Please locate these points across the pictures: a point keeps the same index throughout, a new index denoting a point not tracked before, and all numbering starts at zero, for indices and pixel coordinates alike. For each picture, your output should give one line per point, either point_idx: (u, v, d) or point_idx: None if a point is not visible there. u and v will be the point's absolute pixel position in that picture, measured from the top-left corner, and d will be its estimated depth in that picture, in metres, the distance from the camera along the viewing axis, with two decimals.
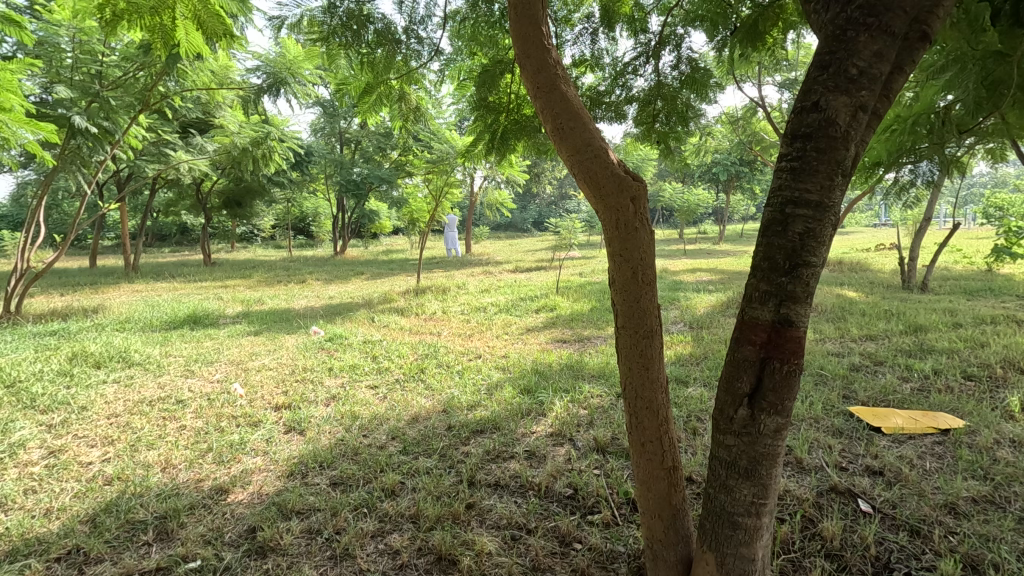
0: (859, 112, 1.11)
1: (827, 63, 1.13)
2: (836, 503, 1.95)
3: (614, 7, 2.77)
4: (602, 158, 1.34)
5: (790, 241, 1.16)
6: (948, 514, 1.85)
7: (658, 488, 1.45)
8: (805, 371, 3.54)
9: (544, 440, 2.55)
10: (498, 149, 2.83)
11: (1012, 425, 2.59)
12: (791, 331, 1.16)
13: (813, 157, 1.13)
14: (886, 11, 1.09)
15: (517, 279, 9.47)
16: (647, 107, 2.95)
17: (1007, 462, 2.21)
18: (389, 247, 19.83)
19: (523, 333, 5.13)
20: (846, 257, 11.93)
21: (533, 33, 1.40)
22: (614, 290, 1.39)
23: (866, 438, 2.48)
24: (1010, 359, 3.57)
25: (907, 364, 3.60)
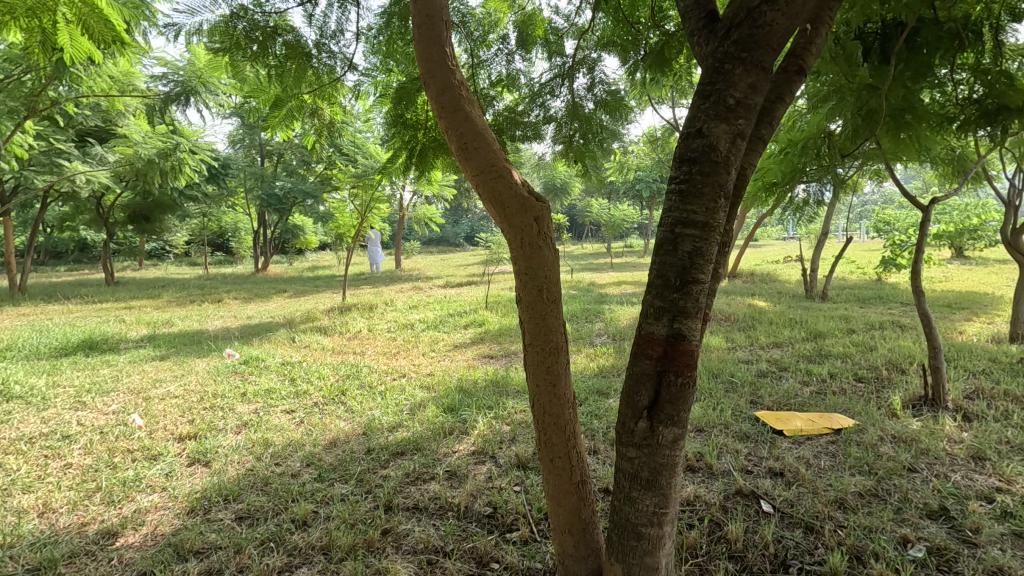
0: (738, 139, 1.19)
1: (708, 93, 1.21)
2: (740, 505, 2.05)
3: (529, 29, 2.89)
4: (506, 179, 1.36)
5: (680, 259, 1.22)
6: (837, 510, 2.00)
7: (568, 503, 1.46)
8: (717, 378, 3.72)
9: (465, 459, 2.53)
10: (417, 166, 2.81)
11: (893, 422, 2.85)
12: (683, 345, 1.22)
13: (699, 180, 1.20)
14: (757, 47, 1.18)
15: (447, 294, 9.43)
16: (564, 128, 3.04)
17: (889, 456, 2.42)
18: (316, 263, 19.17)
19: (450, 349, 5.09)
20: (759, 268, 12.78)
21: (437, 53, 1.41)
22: (520, 307, 1.41)
23: (770, 441, 2.63)
24: (894, 361, 3.94)
25: (807, 369, 3.88)
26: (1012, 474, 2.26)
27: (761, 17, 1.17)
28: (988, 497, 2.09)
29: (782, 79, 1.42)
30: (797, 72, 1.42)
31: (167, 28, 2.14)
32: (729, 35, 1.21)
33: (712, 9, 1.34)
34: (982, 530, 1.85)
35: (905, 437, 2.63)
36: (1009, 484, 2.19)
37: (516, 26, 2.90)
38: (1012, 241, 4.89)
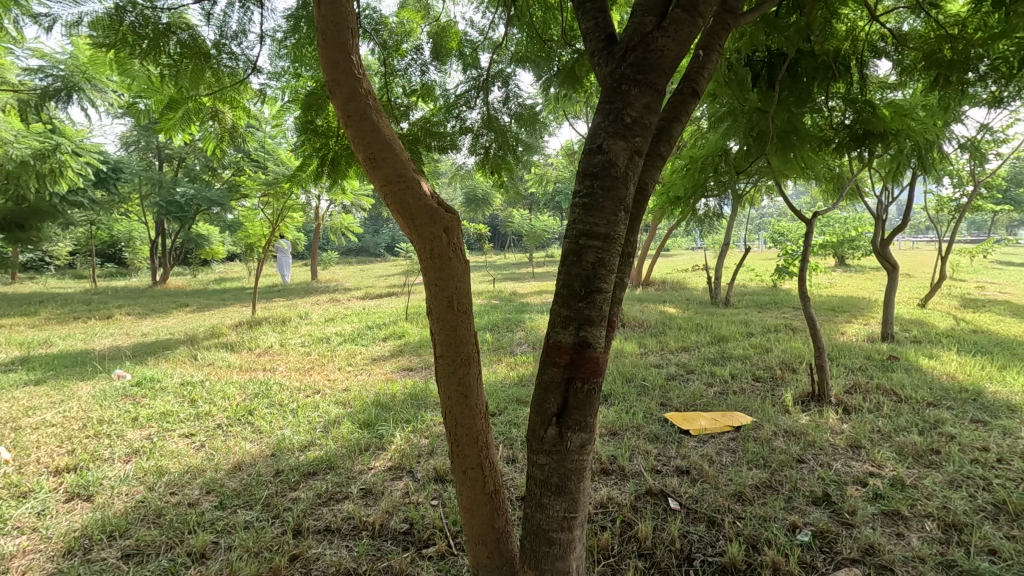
0: (635, 155, 1.26)
1: (608, 111, 1.27)
2: (649, 504, 2.14)
3: (444, 41, 2.91)
4: (415, 190, 1.35)
5: (584, 270, 1.26)
6: (736, 502, 2.14)
7: (481, 514, 1.46)
8: (630, 383, 3.88)
9: (381, 476, 2.46)
10: (329, 174, 2.70)
11: (785, 417, 3.10)
12: (589, 352, 1.26)
13: (600, 195, 1.25)
14: (650, 70, 1.25)
15: (367, 306, 9.17)
16: (480, 140, 3.05)
17: (781, 449, 2.63)
18: (223, 275, 17.98)
19: (368, 363, 4.94)
20: (671, 277, 13.49)
21: (343, 60, 1.37)
22: (431, 319, 1.40)
23: (678, 440, 2.77)
24: (787, 362, 4.29)
25: (711, 371, 4.13)
26: (882, 459, 2.52)
27: (654, 42, 1.25)
28: (862, 481, 2.32)
29: (678, 100, 1.52)
30: (691, 94, 1.53)
31: (38, 19, 1.95)
32: (626, 57, 1.29)
33: (611, 32, 1.41)
34: (857, 512, 2.06)
35: (795, 431, 2.87)
36: (880, 468, 2.45)
37: (430, 36, 2.90)
38: (881, 251, 5.49)
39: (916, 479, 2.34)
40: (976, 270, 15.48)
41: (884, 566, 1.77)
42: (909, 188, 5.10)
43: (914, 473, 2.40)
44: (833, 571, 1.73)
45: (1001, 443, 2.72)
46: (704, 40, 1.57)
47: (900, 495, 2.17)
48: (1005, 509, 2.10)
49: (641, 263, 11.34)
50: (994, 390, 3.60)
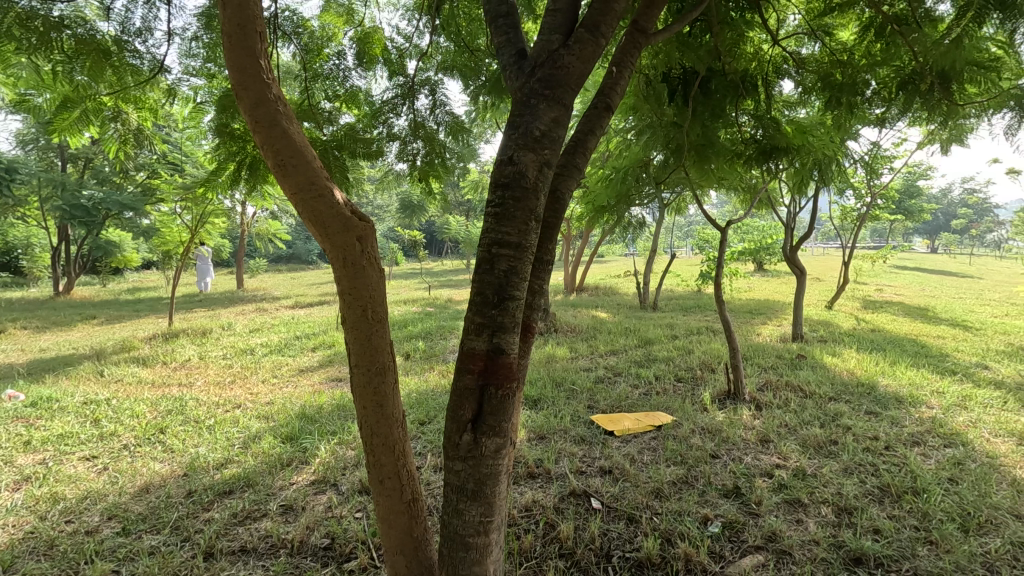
0: (544, 167, 1.31)
1: (518, 124, 1.31)
2: (572, 505, 2.21)
3: (369, 46, 2.89)
4: (327, 199, 1.33)
5: (497, 278, 1.29)
6: (654, 499, 2.23)
7: (399, 523, 1.46)
8: (560, 387, 3.96)
9: (303, 490, 2.39)
10: (247, 178, 2.59)
11: (703, 415, 3.26)
12: (502, 358, 1.29)
13: (511, 205, 1.28)
14: (558, 86, 1.31)
15: (296, 315, 8.84)
16: (408, 147, 3.03)
17: (698, 446, 2.77)
18: (138, 284, 16.79)
19: (294, 374, 4.76)
20: (604, 282, 13.88)
21: (250, 62, 1.29)
22: (345, 329, 1.38)
23: (603, 441, 2.86)
24: (706, 362, 4.53)
25: (637, 373, 4.29)
26: (787, 451, 2.71)
27: (560, 60, 1.31)
28: (769, 472, 2.49)
29: (592, 114, 1.60)
30: (605, 109, 1.61)
31: None
32: (535, 72, 1.33)
33: (522, 48, 1.46)
34: (762, 502, 2.20)
35: (711, 428, 3.03)
36: (785, 460, 2.63)
37: (353, 41, 2.87)
38: (791, 256, 5.91)
39: (816, 468, 2.53)
40: (876, 274, 16.93)
41: (784, 550, 1.90)
42: (814, 199, 5.52)
43: (814, 462, 2.60)
44: (739, 559, 1.85)
45: (889, 432, 2.99)
46: (617, 57, 1.65)
47: (801, 484, 2.35)
48: (889, 491, 2.32)
49: (575, 269, 11.58)
50: (886, 384, 3.96)
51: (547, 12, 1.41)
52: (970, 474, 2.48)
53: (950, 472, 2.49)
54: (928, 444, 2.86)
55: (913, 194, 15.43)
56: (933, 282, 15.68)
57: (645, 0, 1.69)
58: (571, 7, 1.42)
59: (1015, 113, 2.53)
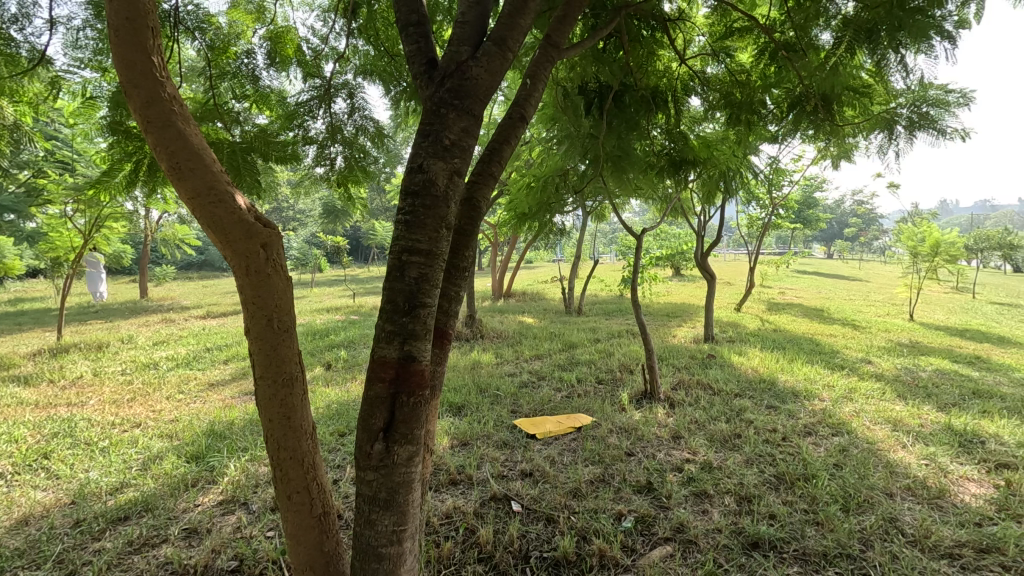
0: (454, 176, 1.33)
1: (428, 132, 1.32)
2: (493, 509, 2.23)
3: (281, 46, 2.79)
4: (228, 204, 1.27)
5: (407, 285, 1.29)
6: (572, 498, 2.30)
7: (308, 538, 1.42)
8: (485, 393, 3.98)
9: (209, 512, 2.25)
10: (146, 180, 2.42)
11: (621, 415, 3.40)
12: (414, 366, 1.30)
13: (421, 213, 1.29)
14: (467, 97, 1.33)
15: (207, 326, 8.31)
16: (325, 152, 2.94)
17: (615, 445, 2.88)
18: (21, 294, 15.14)
19: (204, 389, 4.49)
20: (531, 288, 14.08)
21: (141, 58, 1.20)
22: (249, 339, 1.33)
23: (525, 445, 2.92)
24: (626, 364, 4.72)
25: (560, 376, 4.40)
26: (696, 446, 2.88)
27: (468, 71, 1.33)
28: (679, 467, 2.63)
29: (507, 124, 1.64)
30: (519, 119, 1.65)
31: None
32: (444, 83, 1.35)
33: (432, 57, 1.48)
34: (672, 495, 2.32)
35: (628, 427, 3.16)
36: (694, 454, 2.79)
37: (264, 40, 2.76)
38: (703, 262, 6.28)
39: (721, 460, 2.71)
40: (780, 277, 18.30)
41: (690, 540, 2.02)
42: (722, 208, 5.91)
43: (720, 455, 2.78)
44: (649, 551, 1.94)
45: (785, 424, 3.24)
46: (531, 69, 1.69)
47: (707, 476, 2.50)
48: (784, 479, 2.52)
49: (502, 275, 11.67)
50: (784, 379, 4.30)
51: (456, 24, 1.44)
52: (853, 459, 2.74)
53: (836, 458, 2.74)
54: (818, 433, 3.14)
55: (809, 205, 16.86)
56: (828, 284, 17.18)
57: (557, 17, 1.75)
58: (479, 20, 1.45)
59: (885, 134, 2.84)
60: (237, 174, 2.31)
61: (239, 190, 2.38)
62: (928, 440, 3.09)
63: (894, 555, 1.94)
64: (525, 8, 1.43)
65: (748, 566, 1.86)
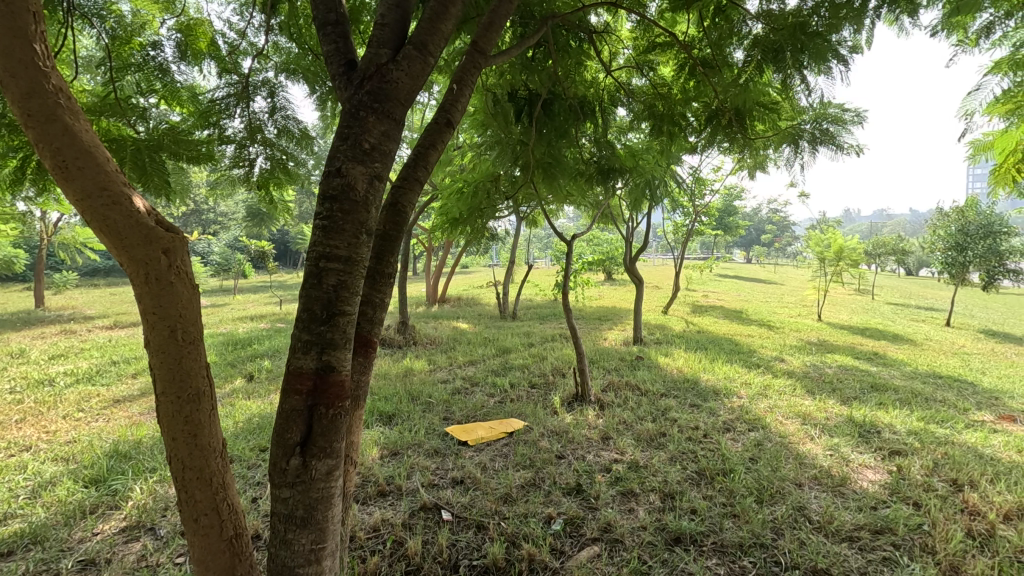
0: (374, 180, 1.29)
1: (346, 135, 1.28)
2: (422, 519, 2.19)
3: (193, 39, 2.62)
4: (124, 207, 1.17)
5: (325, 292, 1.25)
6: (502, 504, 2.30)
7: (217, 562, 1.33)
8: (417, 400, 3.92)
9: (110, 540, 2.07)
10: (35, 178, 2.20)
11: (552, 418, 3.44)
12: (332, 376, 1.25)
13: (339, 218, 1.25)
14: (387, 100, 1.30)
15: (114, 337, 7.68)
16: (243, 152, 2.78)
17: (546, 448, 2.91)
18: None
19: (108, 405, 4.13)
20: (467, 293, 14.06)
21: (18, 43, 1.08)
22: (149, 352, 1.23)
23: (456, 452, 2.89)
24: (558, 368, 4.79)
25: (493, 381, 4.40)
26: (624, 446, 2.95)
27: (388, 74, 1.31)
28: (608, 467, 2.69)
29: (433, 129, 1.62)
30: (445, 124, 1.63)
31: None
32: (363, 85, 1.32)
33: (352, 58, 1.44)
34: (600, 495, 2.38)
35: (559, 430, 3.21)
36: (622, 454, 2.87)
37: (174, 31, 2.58)
38: (632, 267, 6.49)
39: (647, 459, 2.80)
40: (703, 281, 19.26)
41: (617, 539, 2.07)
42: (648, 215, 6.14)
43: (646, 454, 2.87)
44: (577, 552, 1.97)
45: (707, 422, 3.40)
46: (457, 75, 1.68)
47: (634, 475, 2.57)
48: (705, 474, 2.63)
49: (436, 280, 11.52)
50: (706, 378, 4.51)
51: (375, 26, 1.41)
52: (766, 453, 2.91)
53: (752, 452, 2.90)
54: (736, 429, 3.31)
55: (729, 212, 17.87)
56: (746, 288, 18.24)
57: (483, 24, 1.75)
58: (400, 23, 1.43)
59: (792, 147, 3.06)
60: (143, 175, 2.13)
61: (146, 192, 2.20)
62: (832, 432, 3.34)
63: (802, 541, 2.07)
64: (446, 13, 1.42)
65: (671, 562, 1.93)
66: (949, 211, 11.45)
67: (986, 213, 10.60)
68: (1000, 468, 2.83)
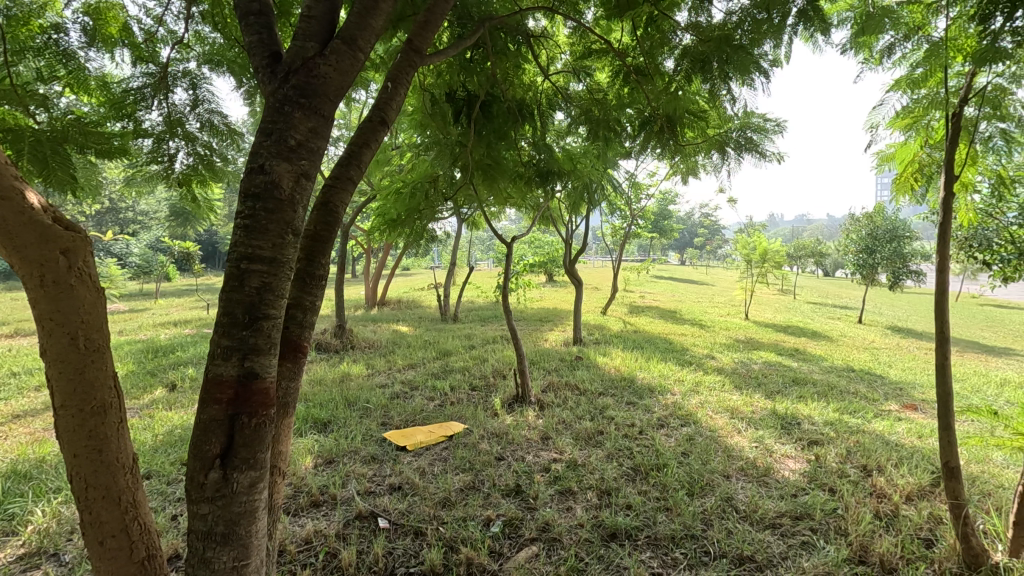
0: (301, 178, 1.24)
1: (270, 131, 1.21)
2: (357, 528, 2.13)
3: (104, 24, 2.43)
4: (15, 202, 1.06)
5: (248, 295, 1.18)
6: (441, 508, 2.28)
7: None
8: (353, 406, 3.81)
9: (6, 569, 1.89)
10: None
11: (492, 421, 3.44)
12: (255, 383, 1.19)
13: (263, 217, 1.19)
14: (315, 95, 1.26)
15: (15, 346, 7.02)
16: (162, 147, 2.61)
17: (485, 450, 2.91)
18: None
19: (5, 421, 3.77)
20: (407, 296, 13.84)
21: None
22: (46, 362, 1.12)
23: (394, 458, 2.83)
24: (498, 370, 4.79)
25: (433, 385, 4.34)
26: (562, 445, 2.99)
27: (315, 68, 1.26)
28: (547, 467, 2.71)
29: (367, 127, 1.57)
30: (379, 123, 1.60)
31: None
32: (288, 78, 1.26)
33: (277, 50, 1.38)
34: (539, 495, 2.39)
35: (498, 432, 3.21)
36: (560, 454, 2.90)
37: (81, 13, 2.38)
38: (572, 268, 6.60)
39: (585, 458, 2.85)
40: (640, 283, 19.88)
41: (555, 538, 2.09)
42: (587, 218, 6.26)
43: (584, 453, 2.92)
44: (516, 553, 1.98)
45: (642, 419, 3.50)
46: (391, 72, 1.63)
47: (572, 474, 2.61)
48: (640, 470, 2.70)
49: (376, 283, 11.29)
50: (642, 377, 4.65)
51: (302, 18, 1.35)
52: (698, 447, 3.02)
53: (684, 447, 3.01)
54: (670, 425, 3.43)
55: (663, 216, 18.58)
56: (680, 289, 19.00)
57: (419, 21, 1.71)
58: (328, 16, 1.38)
59: (719, 154, 3.20)
60: (46, 168, 1.95)
61: (48, 188, 2.02)
62: (757, 425, 3.52)
63: (730, 530, 2.17)
64: (376, 9, 1.39)
65: (607, 558, 1.97)
66: (859, 217, 12.39)
67: (891, 219, 11.54)
68: (903, 453, 3.08)
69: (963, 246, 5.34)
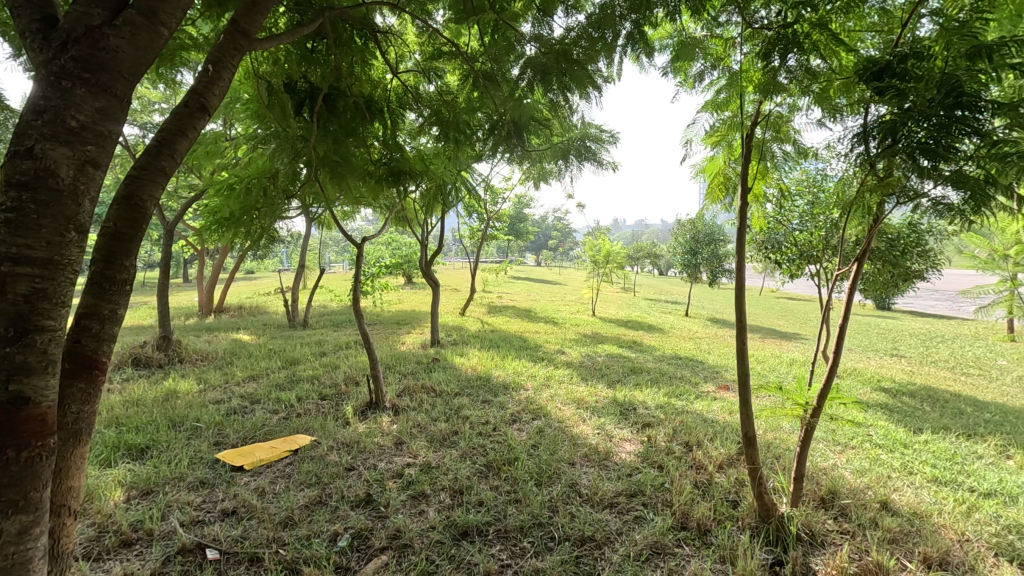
0: (86, 167, 1.07)
1: (41, 108, 1.02)
2: (179, 564, 1.89)
3: None
4: None
5: (11, 305, 0.98)
6: (282, 529, 2.11)
7: None
8: (180, 426, 3.38)
9: None
10: None
11: (343, 430, 3.28)
12: (25, 410, 1.00)
13: (33, 210, 0.99)
14: (103, 71, 1.09)
15: None
16: None
17: (334, 462, 2.76)
18: None
19: None
20: (250, 302, 12.70)
21: None
22: None
23: (228, 480, 2.57)
24: (350, 377, 4.59)
25: (277, 397, 4.02)
26: (416, 449, 2.95)
27: (103, 40, 1.09)
28: (399, 473, 2.66)
29: (182, 113, 1.40)
30: (197, 109, 1.43)
31: None
32: (66, 48, 1.07)
33: (52, 14, 1.18)
34: (390, 502, 2.33)
35: (349, 441, 3.07)
36: (414, 457, 2.86)
37: None
38: (428, 270, 6.56)
39: (439, 459, 2.84)
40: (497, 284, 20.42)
41: (406, 544, 2.05)
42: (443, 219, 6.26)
43: (438, 454, 2.91)
44: (364, 566, 1.90)
45: (495, 416, 3.59)
46: (212, 55, 1.47)
47: (425, 477, 2.59)
48: (493, 466, 2.77)
49: (211, 288, 10.17)
50: (497, 375, 4.77)
51: None
52: (546, 438, 3.17)
53: (534, 440, 3.14)
54: (521, 420, 3.56)
55: (519, 219, 19.32)
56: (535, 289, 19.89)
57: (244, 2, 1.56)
58: None
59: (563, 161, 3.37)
60: None
61: None
62: (600, 413, 3.81)
63: (573, 514, 2.31)
64: None
65: (457, 556, 1.98)
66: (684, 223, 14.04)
67: (709, 225, 13.25)
68: (717, 428, 3.54)
69: (761, 248, 6.27)
